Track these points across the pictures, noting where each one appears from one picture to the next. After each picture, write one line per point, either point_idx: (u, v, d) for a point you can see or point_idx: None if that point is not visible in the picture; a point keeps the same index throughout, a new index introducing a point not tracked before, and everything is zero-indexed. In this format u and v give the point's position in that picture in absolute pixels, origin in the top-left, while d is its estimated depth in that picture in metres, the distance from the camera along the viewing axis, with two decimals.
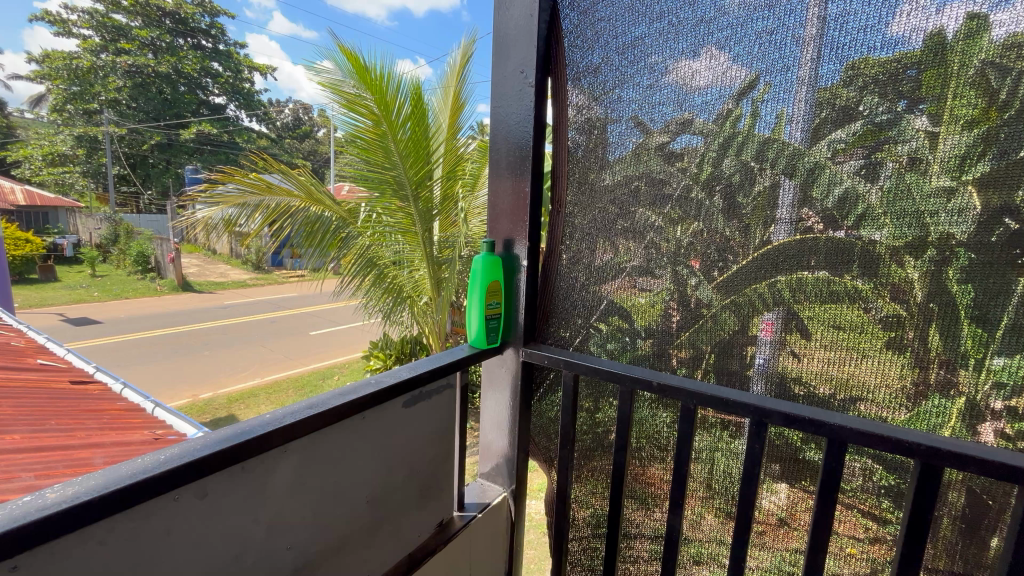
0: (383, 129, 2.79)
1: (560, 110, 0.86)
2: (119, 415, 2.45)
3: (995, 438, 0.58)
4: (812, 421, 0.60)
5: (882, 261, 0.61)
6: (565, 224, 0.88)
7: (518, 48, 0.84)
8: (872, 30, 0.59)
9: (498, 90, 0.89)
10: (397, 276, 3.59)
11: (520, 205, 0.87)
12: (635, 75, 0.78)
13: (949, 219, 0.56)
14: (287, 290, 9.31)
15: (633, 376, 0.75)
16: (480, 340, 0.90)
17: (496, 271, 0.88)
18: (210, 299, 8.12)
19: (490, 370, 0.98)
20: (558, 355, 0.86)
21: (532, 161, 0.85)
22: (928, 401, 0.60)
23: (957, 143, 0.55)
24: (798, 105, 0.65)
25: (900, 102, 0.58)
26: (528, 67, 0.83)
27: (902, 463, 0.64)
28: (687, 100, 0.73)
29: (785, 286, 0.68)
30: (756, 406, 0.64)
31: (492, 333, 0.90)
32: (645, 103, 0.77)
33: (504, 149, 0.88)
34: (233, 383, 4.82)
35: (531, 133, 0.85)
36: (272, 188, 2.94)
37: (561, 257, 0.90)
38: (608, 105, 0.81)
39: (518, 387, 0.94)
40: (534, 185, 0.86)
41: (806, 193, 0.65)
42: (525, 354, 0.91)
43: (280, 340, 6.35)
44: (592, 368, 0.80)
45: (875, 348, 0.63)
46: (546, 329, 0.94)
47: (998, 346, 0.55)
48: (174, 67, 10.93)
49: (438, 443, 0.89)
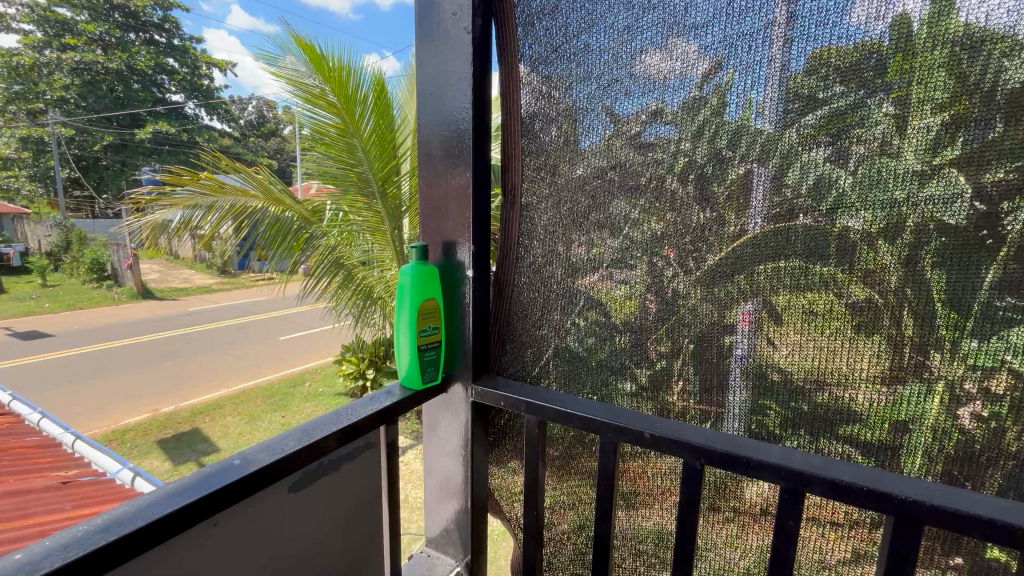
0: (346, 123, 2.76)
1: (512, 100, 0.84)
2: (25, 455, 2.46)
3: (973, 421, 0.56)
4: (859, 488, 0.56)
5: (856, 248, 0.60)
6: (521, 217, 0.86)
7: (455, 33, 0.80)
8: (834, 20, 0.59)
9: (429, 41, 0.83)
10: (366, 277, 3.49)
11: (462, 193, 0.83)
12: (587, 50, 0.76)
13: (938, 204, 0.55)
14: (255, 294, 9.08)
15: (618, 425, 0.72)
16: (414, 379, 0.86)
17: (430, 290, 0.85)
18: (172, 306, 7.83)
19: (433, 413, 0.96)
20: (513, 394, 0.84)
21: (471, 146, 0.81)
22: (906, 386, 0.60)
23: (928, 126, 0.55)
24: (766, 91, 0.63)
25: (861, 90, 0.57)
26: (463, 48, 0.79)
27: (883, 446, 0.62)
28: (642, 85, 0.72)
29: (764, 273, 0.67)
30: (786, 470, 0.60)
31: (427, 370, 0.87)
32: (619, 50, 0.74)
33: (436, 124, 0.84)
34: (198, 394, 4.67)
35: (471, 118, 0.80)
36: (225, 187, 2.89)
37: (522, 247, 0.87)
38: (557, 63, 0.79)
39: (468, 423, 0.91)
40: (475, 173, 0.82)
41: (780, 179, 0.64)
42: (474, 394, 0.89)
43: (249, 346, 6.20)
44: (563, 415, 0.77)
45: (848, 333, 0.63)
46: (506, 314, 0.91)
47: (974, 329, 0.55)
48: (127, 64, 10.44)
49: (333, 531, 0.82)
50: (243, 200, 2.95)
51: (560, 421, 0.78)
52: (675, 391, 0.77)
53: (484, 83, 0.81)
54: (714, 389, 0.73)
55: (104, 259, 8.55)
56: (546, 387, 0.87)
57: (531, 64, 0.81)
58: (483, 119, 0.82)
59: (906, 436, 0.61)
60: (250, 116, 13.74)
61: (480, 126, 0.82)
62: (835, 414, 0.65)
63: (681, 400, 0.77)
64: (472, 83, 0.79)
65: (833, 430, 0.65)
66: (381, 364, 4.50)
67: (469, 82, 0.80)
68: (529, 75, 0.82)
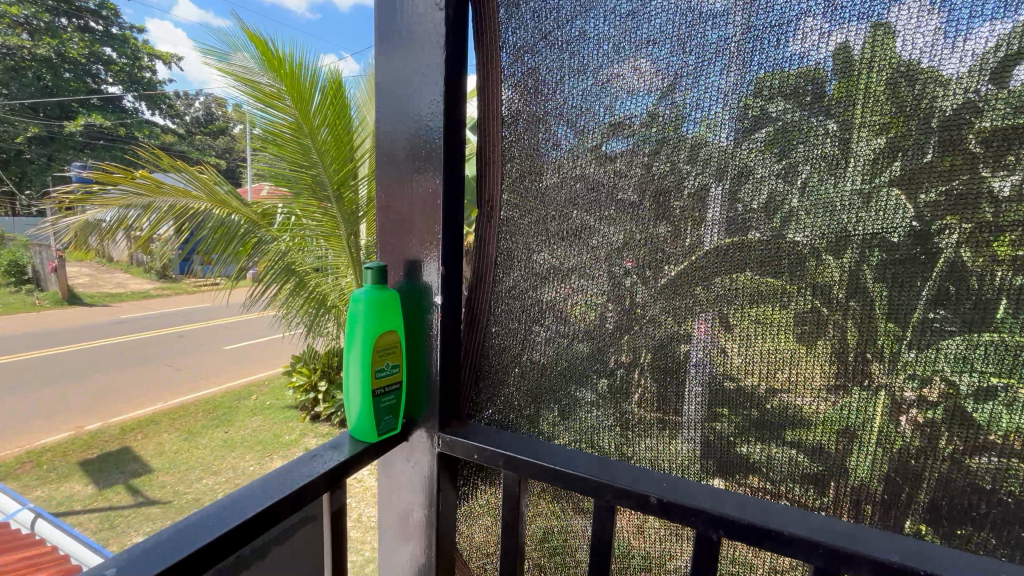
0: (300, 125, 2.67)
1: (493, 101, 0.81)
2: None
3: (911, 426, 0.59)
4: (909, 570, 0.55)
5: (806, 261, 0.63)
6: (498, 232, 0.84)
7: (425, 33, 0.77)
8: (779, 44, 0.61)
9: (401, 38, 0.80)
10: (320, 283, 3.41)
11: (432, 201, 0.80)
12: (583, 38, 0.74)
13: (882, 222, 0.58)
14: (197, 301, 8.59)
15: (617, 486, 0.70)
16: (369, 432, 0.81)
17: (390, 322, 0.81)
18: (102, 313, 7.24)
19: (393, 461, 0.91)
20: (488, 447, 0.80)
21: (439, 148, 0.78)
22: (851, 395, 0.62)
23: (870, 147, 0.58)
24: (722, 111, 0.65)
25: (801, 111, 0.60)
26: (436, 48, 0.77)
27: (823, 450, 0.64)
28: (648, 83, 0.69)
29: (721, 284, 0.68)
30: (824, 547, 0.58)
31: (383, 420, 0.82)
32: (622, 39, 0.71)
33: (400, 130, 0.82)
34: (129, 409, 4.32)
35: (442, 118, 0.77)
36: (163, 187, 2.76)
37: (493, 256, 0.85)
38: (545, 54, 0.77)
39: (434, 465, 0.86)
40: (445, 181, 0.79)
41: (735, 194, 0.66)
42: (441, 444, 0.85)
43: (190, 356, 5.84)
44: (553, 473, 0.74)
45: (792, 342, 0.65)
46: (473, 330, 0.89)
47: (911, 340, 0.58)
48: (58, 52, 9.24)
49: None
50: (184, 201, 2.84)
51: (543, 479, 0.75)
52: (634, 400, 0.77)
53: (456, 86, 0.79)
54: (670, 399, 0.74)
55: (23, 261, 7.79)
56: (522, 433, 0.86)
57: (518, 53, 0.79)
58: (455, 123, 0.80)
59: (852, 443, 0.63)
60: (196, 114, 13.05)
61: (452, 131, 0.79)
62: (785, 422, 0.67)
63: (640, 409, 0.76)
64: (444, 85, 0.77)
65: (781, 437, 0.67)
66: (333, 375, 4.35)
67: (441, 83, 0.77)
68: (513, 65, 0.80)
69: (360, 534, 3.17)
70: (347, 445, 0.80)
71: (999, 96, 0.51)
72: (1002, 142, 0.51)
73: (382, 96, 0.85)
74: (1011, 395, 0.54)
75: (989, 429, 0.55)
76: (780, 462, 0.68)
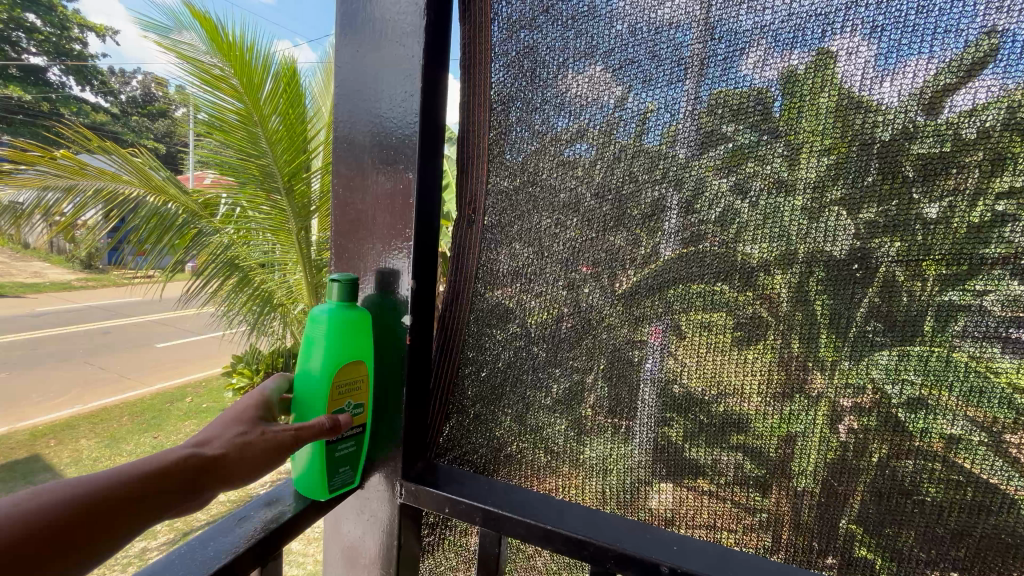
0: (249, 114, 2.57)
1: (481, 82, 0.77)
2: None
3: (847, 433, 0.63)
4: None
5: (757, 274, 0.65)
6: (482, 238, 0.81)
7: (402, 12, 0.74)
8: (729, 65, 0.63)
9: (377, 22, 0.77)
10: (266, 280, 3.24)
11: (399, 203, 0.77)
12: (595, 14, 0.70)
13: (825, 239, 0.61)
14: (125, 295, 7.94)
15: (619, 551, 0.67)
16: (318, 487, 0.75)
17: (360, 361, 0.76)
18: (12, 305, 6.57)
19: (348, 507, 0.88)
20: (463, 500, 0.76)
21: (412, 138, 0.74)
22: (793, 402, 0.65)
23: (815, 167, 0.60)
24: (682, 123, 0.66)
25: (752, 131, 0.62)
26: (413, 29, 0.73)
27: (763, 453, 0.67)
28: (668, 71, 0.66)
29: (674, 294, 0.69)
30: None
31: (335, 475, 0.76)
32: (642, 11, 0.67)
33: (365, 121, 0.79)
34: (41, 413, 3.93)
35: (418, 107, 0.74)
36: (87, 169, 2.58)
37: (469, 265, 0.82)
38: (547, 31, 0.73)
39: (394, 517, 0.83)
40: (419, 175, 0.75)
41: (690, 204, 0.67)
42: (403, 494, 0.81)
43: (115, 355, 5.40)
44: (543, 533, 0.70)
45: (737, 350, 0.67)
46: (447, 348, 0.85)
47: (849, 349, 0.61)
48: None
49: None
50: (113, 185, 2.65)
51: (531, 538, 0.72)
52: (587, 404, 0.77)
53: (436, 74, 0.76)
54: (623, 404, 0.75)
55: None
56: (499, 480, 0.83)
57: (513, 27, 0.75)
58: (433, 112, 0.76)
59: (792, 448, 0.65)
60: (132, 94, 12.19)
61: (429, 119, 0.75)
62: (729, 426, 0.68)
63: (593, 414, 0.77)
64: (422, 69, 0.73)
65: (726, 440, 0.69)
66: None
67: (418, 67, 0.73)
68: (508, 41, 0.75)
69: (303, 546, 3.04)
70: (283, 501, 0.74)
71: (934, 126, 0.54)
72: (937, 167, 0.55)
73: (345, 78, 0.81)
74: (938, 402, 0.58)
75: (916, 435, 0.59)
76: (725, 465, 0.69)
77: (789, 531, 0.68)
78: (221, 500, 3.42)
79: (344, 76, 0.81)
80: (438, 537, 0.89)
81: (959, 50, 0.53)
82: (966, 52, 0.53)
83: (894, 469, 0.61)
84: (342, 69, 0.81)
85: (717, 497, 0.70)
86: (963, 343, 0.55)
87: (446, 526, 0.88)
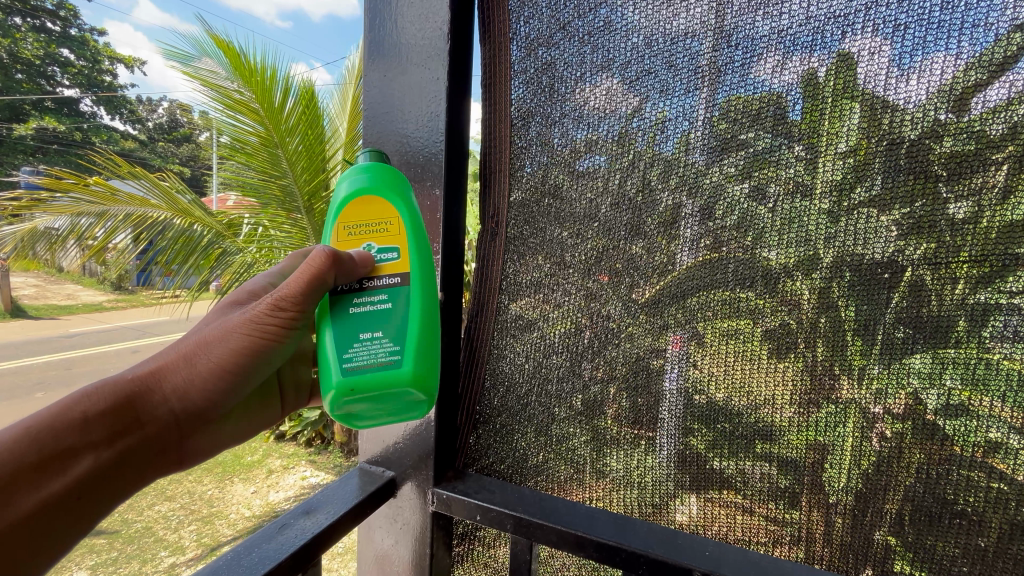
0: (271, 135, 2.65)
1: (502, 100, 0.79)
2: None
3: (880, 441, 0.60)
4: None
5: (779, 279, 0.63)
6: (504, 250, 0.81)
7: (427, 37, 0.76)
8: (746, 72, 0.63)
9: (402, 42, 0.79)
10: None
11: (426, 219, 0.78)
12: (608, 28, 0.71)
13: (865, 241, 0.59)
14: (154, 314, 8.19)
15: (650, 556, 0.66)
16: (338, 357, 0.64)
17: (382, 206, 0.68)
18: (49, 328, 6.84)
19: (381, 515, 0.88)
20: (493, 507, 0.76)
21: (438, 156, 0.76)
22: (822, 410, 0.63)
23: (835, 169, 0.60)
24: (698, 127, 0.66)
25: (782, 136, 0.62)
26: (437, 52, 0.75)
27: (793, 462, 0.65)
28: (684, 79, 0.66)
29: (695, 303, 0.68)
30: None
31: (356, 347, 0.64)
32: (652, 26, 0.68)
33: (390, 139, 0.81)
34: None
35: (444, 125, 0.75)
36: (118, 195, 2.70)
37: (492, 277, 0.82)
38: (564, 47, 0.74)
39: (425, 526, 0.83)
40: (446, 192, 0.76)
41: (709, 210, 0.66)
42: (435, 502, 0.81)
43: None
44: (573, 539, 0.70)
45: (764, 357, 0.65)
46: (472, 360, 0.85)
47: (878, 356, 0.59)
48: None
49: None
50: (142, 210, 2.76)
51: (562, 545, 0.71)
52: (609, 414, 0.76)
53: (459, 93, 0.78)
54: (646, 413, 0.73)
55: None
56: (526, 489, 0.82)
57: (531, 45, 0.76)
58: (457, 128, 0.77)
59: (825, 456, 0.63)
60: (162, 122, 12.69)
61: (454, 136, 0.77)
62: (757, 434, 0.67)
63: (615, 425, 0.76)
64: (448, 89, 0.75)
65: (753, 451, 0.67)
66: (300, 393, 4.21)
67: (444, 87, 0.75)
68: (526, 59, 0.77)
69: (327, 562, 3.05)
70: (321, 507, 0.73)
71: (960, 125, 0.53)
72: (966, 165, 0.54)
73: (372, 101, 0.83)
74: (979, 408, 0.55)
75: (957, 441, 0.56)
76: (753, 476, 0.67)
77: (822, 544, 0.65)
78: (246, 514, 3.44)
79: (371, 98, 0.83)
80: (466, 548, 0.88)
81: (981, 47, 0.52)
82: (992, 49, 0.52)
83: (948, 480, 0.58)
84: (370, 91, 0.83)
85: (748, 509, 0.68)
86: (1000, 345, 0.54)
87: (475, 537, 0.87)
